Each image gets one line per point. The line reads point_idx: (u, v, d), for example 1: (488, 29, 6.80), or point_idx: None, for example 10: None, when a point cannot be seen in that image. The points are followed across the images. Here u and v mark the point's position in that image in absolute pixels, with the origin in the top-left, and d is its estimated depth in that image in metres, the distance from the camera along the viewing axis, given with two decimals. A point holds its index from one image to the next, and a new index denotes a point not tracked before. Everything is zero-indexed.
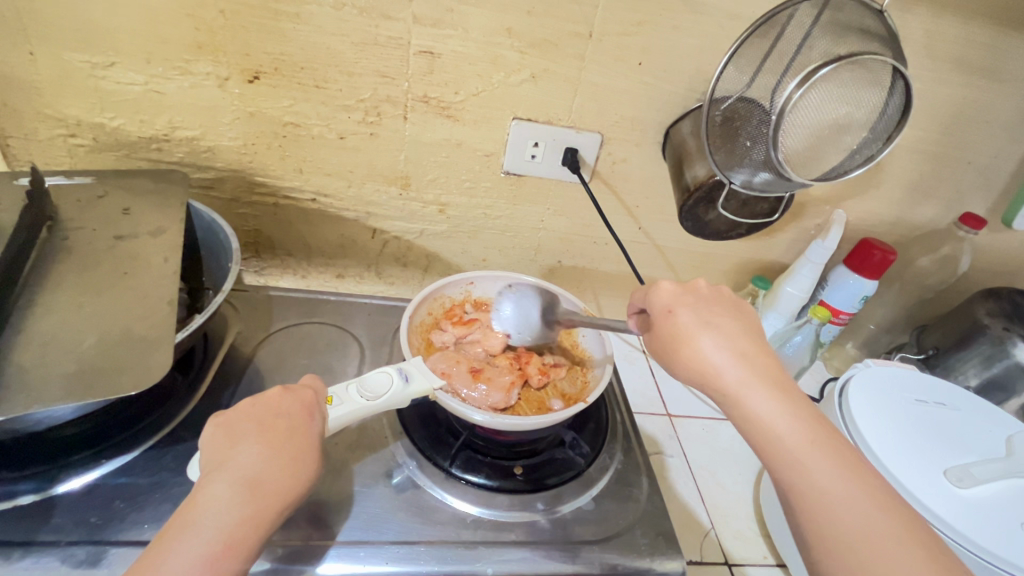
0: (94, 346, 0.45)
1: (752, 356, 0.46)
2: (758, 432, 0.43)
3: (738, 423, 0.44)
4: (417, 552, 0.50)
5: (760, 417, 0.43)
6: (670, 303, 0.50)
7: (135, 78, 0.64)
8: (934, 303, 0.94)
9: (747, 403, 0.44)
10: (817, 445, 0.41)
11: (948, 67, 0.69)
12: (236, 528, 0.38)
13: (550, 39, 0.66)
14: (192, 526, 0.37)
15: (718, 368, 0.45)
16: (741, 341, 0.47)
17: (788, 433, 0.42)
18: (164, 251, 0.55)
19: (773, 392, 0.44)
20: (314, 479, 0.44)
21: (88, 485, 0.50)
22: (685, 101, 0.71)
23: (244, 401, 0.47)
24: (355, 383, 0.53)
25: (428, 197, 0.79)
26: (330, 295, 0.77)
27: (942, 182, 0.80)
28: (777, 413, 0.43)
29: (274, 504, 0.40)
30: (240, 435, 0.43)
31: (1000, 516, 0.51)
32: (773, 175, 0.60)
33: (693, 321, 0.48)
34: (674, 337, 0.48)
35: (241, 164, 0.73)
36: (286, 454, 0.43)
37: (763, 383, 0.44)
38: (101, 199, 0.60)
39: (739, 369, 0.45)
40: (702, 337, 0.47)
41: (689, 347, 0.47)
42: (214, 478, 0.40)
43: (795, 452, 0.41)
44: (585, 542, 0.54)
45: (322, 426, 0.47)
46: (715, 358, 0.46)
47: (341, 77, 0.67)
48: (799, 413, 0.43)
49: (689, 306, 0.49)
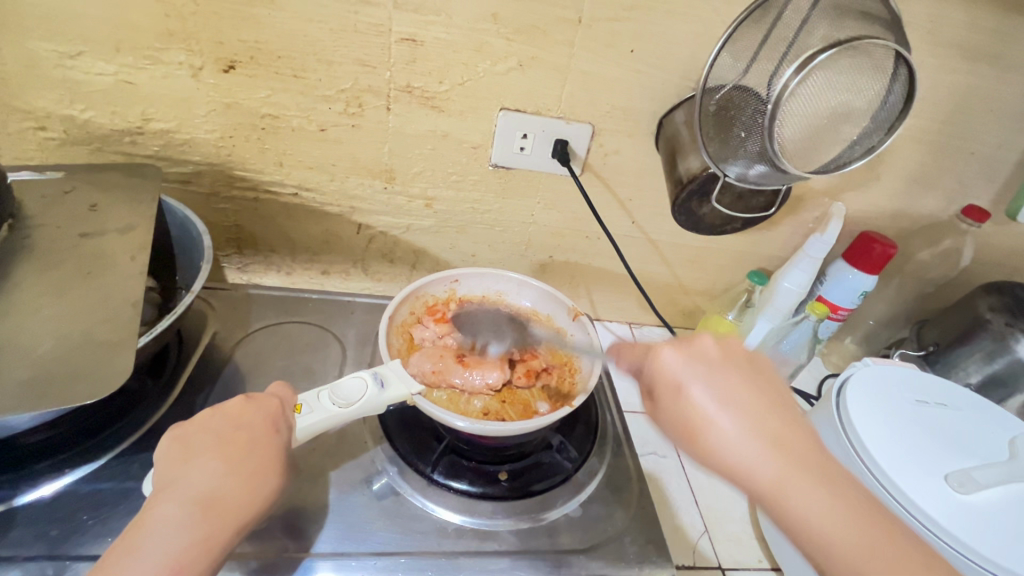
0: (50, 352, 0.43)
1: (786, 442, 0.42)
2: (800, 531, 0.40)
3: (779, 523, 0.41)
4: (397, 564, 0.48)
5: (809, 520, 0.40)
6: (679, 378, 0.45)
7: (105, 69, 0.62)
8: (935, 297, 0.92)
9: (789, 503, 0.40)
10: (871, 546, 0.38)
11: (952, 54, 0.66)
12: (187, 552, 0.36)
13: (538, 25, 0.63)
14: (138, 551, 0.35)
15: (747, 462, 0.41)
16: (767, 421, 0.43)
17: (843, 537, 0.39)
18: (132, 250, 0.53)
19: (813, 485, 0.40)
20: (277, 493, 0.42)
21: (53, 495, 0.48)
22: (679, 89, 0.68)
23: (203, 411, 0.45)
24: (326, 391, 0.50)
25: (414, 191, 0.76)
26: (312, 293, 0.75)
27: (946, 173, 0.78)
28: (826, 513, 0.39)
29: (230, 524, 0.38)
30: (195, 449, 0.41)
31: (1003, 522, 0.50)
32: (769, 167, 0.58)
33: (708, 401, 0.43)
34: (692, 423, 0.44)
35: (218, 157, 0.70)
36: (245, 471, 0.41)
37: (803, 477, 0.41)
38: (67, 195, 0.58)
39: (770, 460, 0.41)
40: (723, 420, 0.43)
41: (711, 436, 0.43)
42: (166, 497, 0.38)
43: (849, 555, 0.38)
44: (570, 550, 0.52)
45: (287, 438, 0.46)
46: (745, 450, 0.42)
47: (320, 66, 0.64)
48: (843, 509, 0.40)
49: (702, 380, 0.44)
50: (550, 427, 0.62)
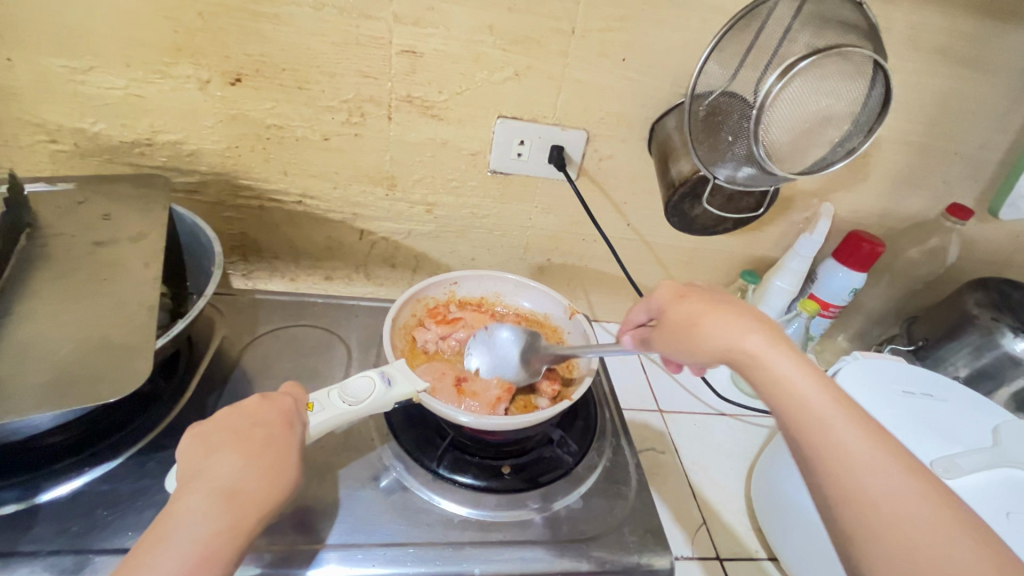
0: (71, 353, 0.45)
1: (775, 330, 0.47)
2: (779, 395, 0.43)
3: (762, 392, 0.44)
4: (406, 555, 0.50)
5: (785, 381, 0.43)
6: (681, 291, 0.53)
7: (115, 83, 0.64)
8: (924, 294, 0.94)
9: (772, 367, 0.44)
10: (842, 407, 0.41)
11: (931, 58, 0.69)
12: (213, 539, 0.38)
13: (533, 36, 0.65)
14: (166, 540, 0.37)
15: (739, 337, 0.46)
16: (760, 315, 0.49)
17: (817, 396, 0.42)
18: (144, 256, 0.55)
19: (797, 358, 0.44)
20: (294, 486, 0.44)
21: (71, 493, 0.50)
22: (670, 96, 0.71)
23: (220, 411, 0.47)
24: (336, 390, 0.53)
25: (415, 197, 0.78)
26: (316, 297, 0.77)
27: (930, 173, 0.80)
28: (804, 376, 0.43)
29: (253, 513, 0.40)
30: (215, 444, 0.43)
31: (986, 504, 0.52)
32: (756, 169, 0.60)
33: (705, 300, 0.51)
34: (691, 317, 0.50)
35: (225, 167, 0.72)
36: (265, 464, 0.43)
37: (787, 348, 0.45)
38: (81, 205, 0.60)
39: (759, 337, 0.46)
40: (720, 312, 0.49)
41: (709, 322, 0.48)
42: (190, 489, 0.40)
43: (822, 412, 0.41)
44: (571, 540, 0.54)
45: (302, 434, 0.48)
46: (736, 328, 0.47)
47: (323, 78, 0.66)
48: (823, 379, 0.43)
49: (702, 295, 0.52)
50: (550, 422, 0.64)
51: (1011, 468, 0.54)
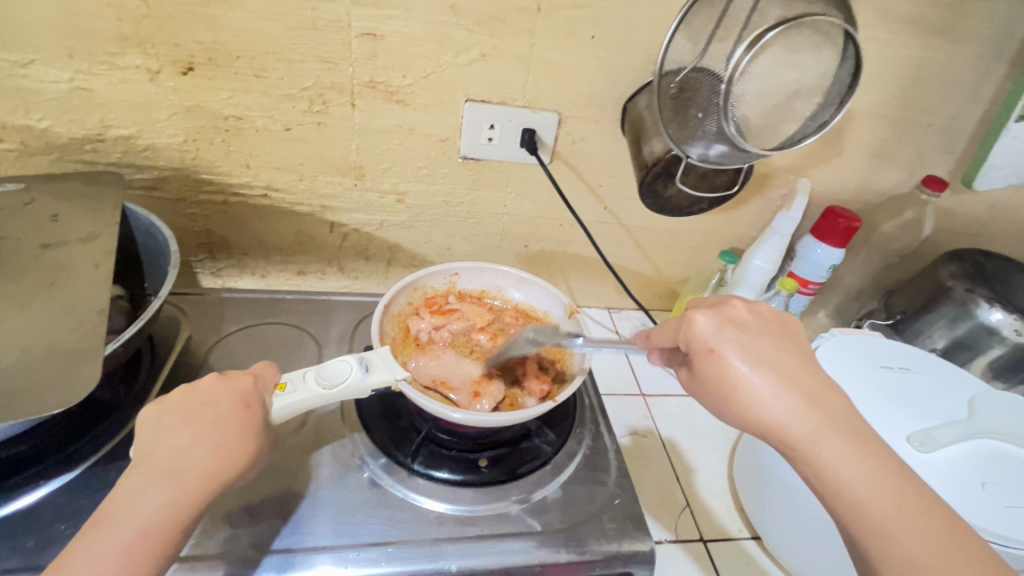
0: (16, 363, 0.43)
1: (817, 397, 0.43)
2: (833, 490, 0.40)
3: (810, 477, 0.42)
4: (381, 554, 0.49)
5: (838, 473, 0.40)
6: (713, 340, 0.45)
7: (59, 76, 0.60)
8: (900, 268, 0.94)
9: (822, 456, 0.41)
10: (899, 506, 0.39)
11: (904, 28, 0.68)
12: (157, 518, 0.39)
13: (497, 15, 0.63)
14: (111, 518, 0.38)
15: (783, 419, 0.42)
16: (803, 381, 0.44)
17: (871, 490, 0.39)
18: (95, 258, 0.52)
19: (845, 440, 0.41)
20: (246, 464, 0.44)
21: (25, 509, 0.48)
22: (641, 74, 0.69)
23: (177, 388, 0.46)
24: (312, 371, 0.52)
25: (385, 187, 0.76)
26: (286, 294, 0.75)
27: (905, 146, 0.80)
28: (854, 466, 0.40)
29: (197, 492, 0.40)
30: (168, 423, 0.43)
31: (962, 475, 0.52)
32: (728, 147, 0.59)
33: (742, 361, 0.44)
34: (724, 382, 0.44)
35: (183, 161, 0.69)
36: (211, 444, 0.43)
37: (834, 428, 0.41)
38: (27, 206, 0.57)
39: (803, 416, 0.42)
40: (758, 380, 0.43)
41: (743, 394, 0.43)
42: (138, 469, 0.41)
43: (877, 512, 0.39)
44: (551, 531, 0.54)
45: (260, 414, 0.47)
46: (776, 403, 0.42)
47: (281, 65, 0.63)
48: (875, 467, 0.40)
49: (737, 344, 0.45)
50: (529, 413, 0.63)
51: (984, 439, 0.54)
